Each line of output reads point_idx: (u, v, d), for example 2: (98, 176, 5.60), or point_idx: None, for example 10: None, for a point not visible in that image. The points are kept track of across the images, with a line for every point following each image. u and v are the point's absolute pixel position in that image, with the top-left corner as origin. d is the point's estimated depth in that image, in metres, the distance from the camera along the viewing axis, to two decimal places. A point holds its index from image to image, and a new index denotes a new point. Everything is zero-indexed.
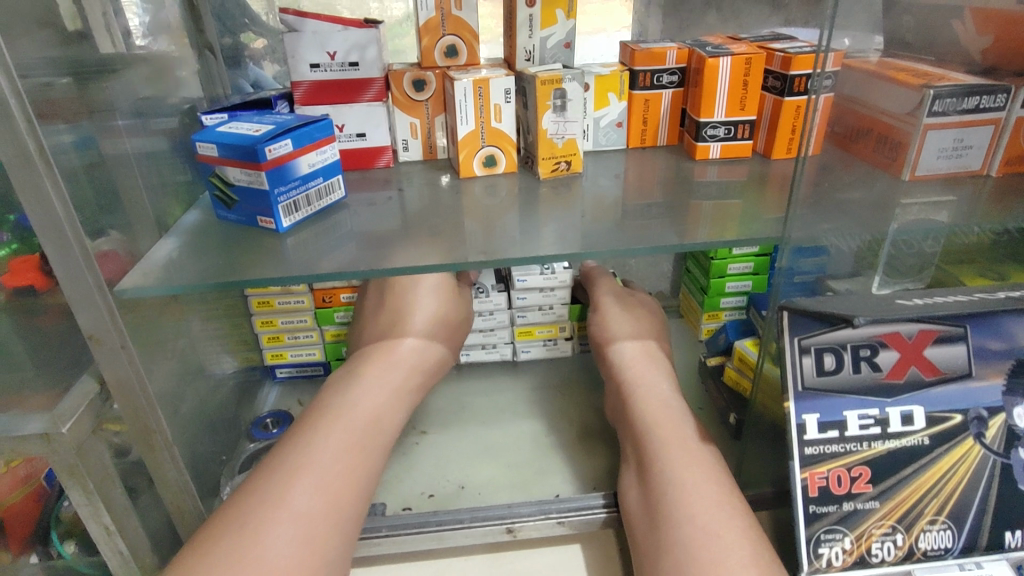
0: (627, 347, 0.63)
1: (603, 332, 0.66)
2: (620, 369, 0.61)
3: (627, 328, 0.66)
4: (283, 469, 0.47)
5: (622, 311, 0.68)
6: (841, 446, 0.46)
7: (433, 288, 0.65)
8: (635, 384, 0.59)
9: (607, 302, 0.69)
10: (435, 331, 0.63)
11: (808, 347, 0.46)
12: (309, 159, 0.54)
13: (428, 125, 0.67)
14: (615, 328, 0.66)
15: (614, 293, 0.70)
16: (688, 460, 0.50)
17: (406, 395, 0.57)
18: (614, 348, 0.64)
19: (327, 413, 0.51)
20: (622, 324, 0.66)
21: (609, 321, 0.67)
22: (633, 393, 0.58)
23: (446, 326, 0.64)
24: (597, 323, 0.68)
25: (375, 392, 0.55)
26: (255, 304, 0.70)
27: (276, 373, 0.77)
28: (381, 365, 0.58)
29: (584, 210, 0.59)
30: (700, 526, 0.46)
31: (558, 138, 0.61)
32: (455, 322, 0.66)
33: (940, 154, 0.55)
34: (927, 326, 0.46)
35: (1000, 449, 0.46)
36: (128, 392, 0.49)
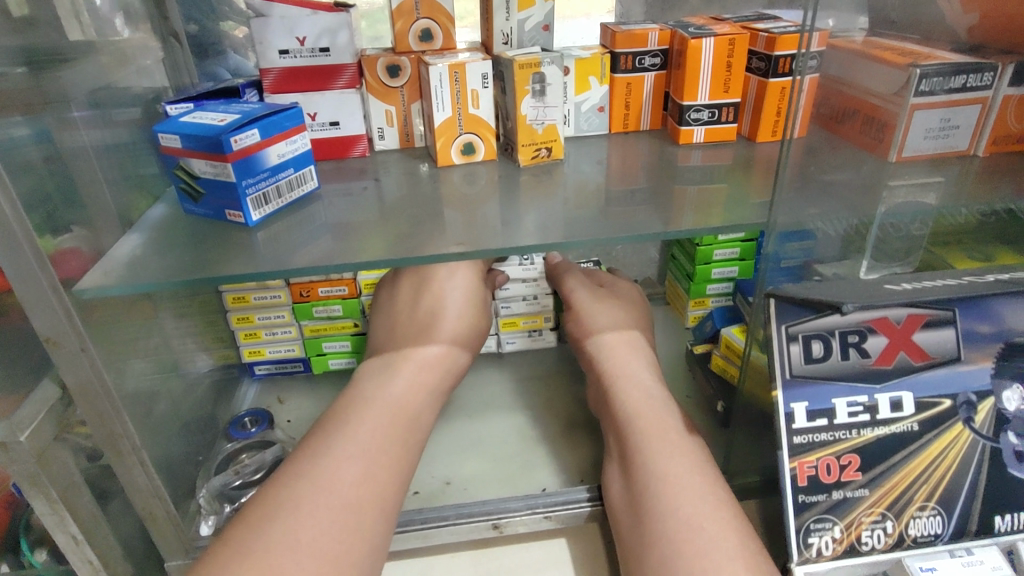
0: (613, 339, 0.61)
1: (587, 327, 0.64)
2: (607, 363, 0.59)
3: (609, 321, 0.64)
4: (309, 471, 0.45)
5: (600, 304, 0.65)
6: (830, 434, 0.45)
7: (460, 286, 0.62)
8: (619, 378, 0.57)
9: (587, 293, 0.67)
10: (462, 333, 0.61)
11: (796, 335, 0.45)
12: (278, 149, 0.52)
13: (404, 113, 0.65)
14: (599, 320, 0.64)
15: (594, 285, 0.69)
16: (677, 454, 0.49)
17: (430, 400, 0.54)
18: (596, 343, 0.62)
19: (350, 416, 0.50)
20: (608, 314, 0.64)
21: (591, 314, 0.65)
22: (621, 387, 0.56)
23: (469, 333, 0.62)
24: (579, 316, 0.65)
25: (395, 388, 0.53)
26: (230, 300, 0.68)
27: (255, 371, 0.75)
28: (407, 370, 0.55)
29: (565, 197, 0.58)
30: (683, 517, 0.45)
31: (538, 124, 0.59)
32: (477, 325, 0.63)
33: (926, 135, 0.54)
34: (916, 311, 0.45)
35: (988, 433, 0.46)
36: (91, 396, 0.47)
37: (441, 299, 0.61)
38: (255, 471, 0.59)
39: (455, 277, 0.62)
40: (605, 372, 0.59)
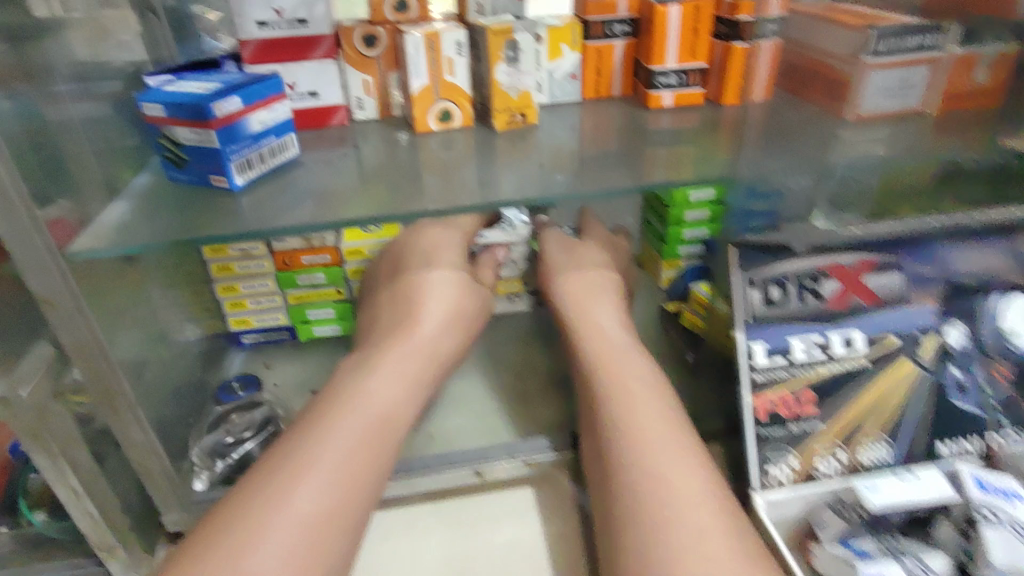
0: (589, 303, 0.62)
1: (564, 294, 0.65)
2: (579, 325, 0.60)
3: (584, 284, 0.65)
4: (295, 450, 0.46)
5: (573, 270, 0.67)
6: (788, 372, 0.49)
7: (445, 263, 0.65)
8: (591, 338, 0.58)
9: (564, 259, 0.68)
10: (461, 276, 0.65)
11: (757, 281, 0.48)
12: (259, 116, 0.53)
13: (382, 82, 0.66)
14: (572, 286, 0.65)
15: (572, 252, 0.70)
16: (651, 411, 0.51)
17: (415, 370, 0.56)
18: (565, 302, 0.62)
19: (332, 407, 0.50)
20: (583, 280, 0.65)
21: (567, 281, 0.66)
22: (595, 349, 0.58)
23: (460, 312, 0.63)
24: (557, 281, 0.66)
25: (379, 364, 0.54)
26: (215, 270, 0.70)
27: (242, 340, 0.76)
28: (389, 360, 0.55)
29: (539, 160, 0.60)
30: (650, 469, 0.47)
31: (511, 89, 0.61)
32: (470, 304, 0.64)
33: (884, 94, 0.57)
34: (867, 255, 0.49)
35: (933, 367, 0.50)
36: (87, 356, 0.49)
37: (428, 282, 0.63)
38: (246, 429, 0.62)
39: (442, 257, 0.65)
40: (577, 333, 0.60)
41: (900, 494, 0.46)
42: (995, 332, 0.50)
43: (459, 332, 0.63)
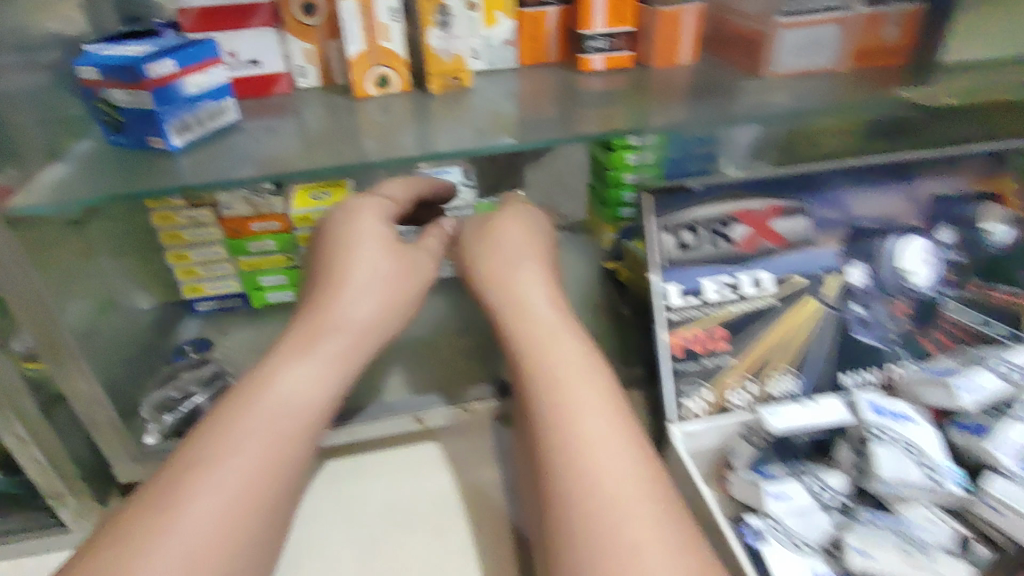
0: (523, 269, 0.54)
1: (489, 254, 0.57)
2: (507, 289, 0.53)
3: (522, 247, 0.56)
4: (192, 465, 0.43)
5: (509, 237, 0.57)
6: (700, 311, 0.52)
7: (379, 224, 0.59)
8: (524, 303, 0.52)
9: (501, 227, 0.58)
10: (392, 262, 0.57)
11: (670, 226, 0.51)
12: (195, 79, 0.55)
13: (322, 51, 0.67)
14: (505, 252, 0.56)
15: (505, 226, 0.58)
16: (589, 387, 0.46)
17: (330, 353, 0.51)
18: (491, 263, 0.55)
19: (237, 414, 0.46)
20: (520, 248, 0.56)
21: (493, 252, 0.56)
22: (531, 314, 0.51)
23: (397, 287, 0.57)
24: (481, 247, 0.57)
25: (287, 357, 0.50)
26: (166, 238, 0.72)
27: (196, 307, 0.78)
28: (307, 360, 0.50)
29: (473, 121, 0.63)
30: (586, 444, 0.43)
31: (444, 53, 0.64)
32: (404, 280, 0.58)
33: (795, 53, 0.59)
34: (773, 201, 0.52)
35: (835, 305, 0.53)
36: (31, 311, 0.50)
37: (361, 246, 0.56)
38: (194, 383, 0.64)
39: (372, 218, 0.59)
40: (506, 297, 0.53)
41: (797, 418, 0.50)
42: (894, 272, 0.54)
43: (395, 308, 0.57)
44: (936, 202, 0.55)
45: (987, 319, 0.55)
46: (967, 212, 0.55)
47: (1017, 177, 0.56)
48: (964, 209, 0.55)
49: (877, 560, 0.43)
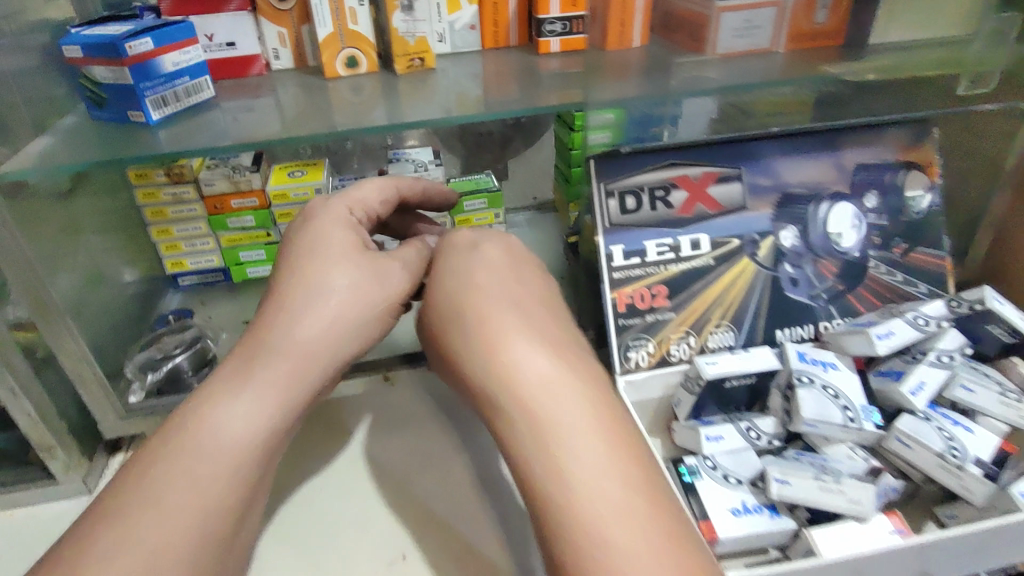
0: (486, 280, 0.49)
1: (448, 275, 0.50)
2: (465, 302, 0.47)
3: (486, 258, 0.51)
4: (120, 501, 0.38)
5: (469, 251, 0.52)
6: (642, 270, 0.56)
7: (337, 233, 0.53)
8: (486, 312, 0.46)
9: (462, 243, 0.54)
10: (347, 280, 0.50)
11: (614, 191, 0.56)
12: (172, 57, 0.59)
13: (295, 34, 0.71)
14: (467, 266, 0.50)
15: (465, 241, 0.54)
16: (569, 393, 0.42)
17: (270, 380, 0.45)
18: (450, 277, 0.50)
19: (170, 448, 0.41)
20: (486, 258, 0.51)
21: (450, 268, 0.51)
22: (496, 326, 0.45)
23: (359, 298, 0.50)
24: (439, 266, 0.52)
25: (223, 386, 0.44)
26: (150, 214, 0.76)
27: (179, 282, 0.82)
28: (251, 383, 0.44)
29: (437, 99, 0.67)
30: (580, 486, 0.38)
31: (409, 36, 0.68)
32: (364, 291, 0.50)
33: (734, 34, 0.62)
34: (709, 169, 0.57)
35: (768, 265, 0.58)
36: (20, 268, 0.53)
37: (310, 257, 0.50)
38: (177, 346, 0.68)
39: (327, 226, 0.53)
40: (464, 312, 0.47)
41: (725, 364, 0.55)
42: (823, 235, 0.59)
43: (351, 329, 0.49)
44: (862, 170, 0.59)
45: (912, 280, 0.61)
46: (891, 180, 0.60)
47: (936, 147, 0.60)
48: (888, 176, 0.60)
49: (793, 487, 0.47)
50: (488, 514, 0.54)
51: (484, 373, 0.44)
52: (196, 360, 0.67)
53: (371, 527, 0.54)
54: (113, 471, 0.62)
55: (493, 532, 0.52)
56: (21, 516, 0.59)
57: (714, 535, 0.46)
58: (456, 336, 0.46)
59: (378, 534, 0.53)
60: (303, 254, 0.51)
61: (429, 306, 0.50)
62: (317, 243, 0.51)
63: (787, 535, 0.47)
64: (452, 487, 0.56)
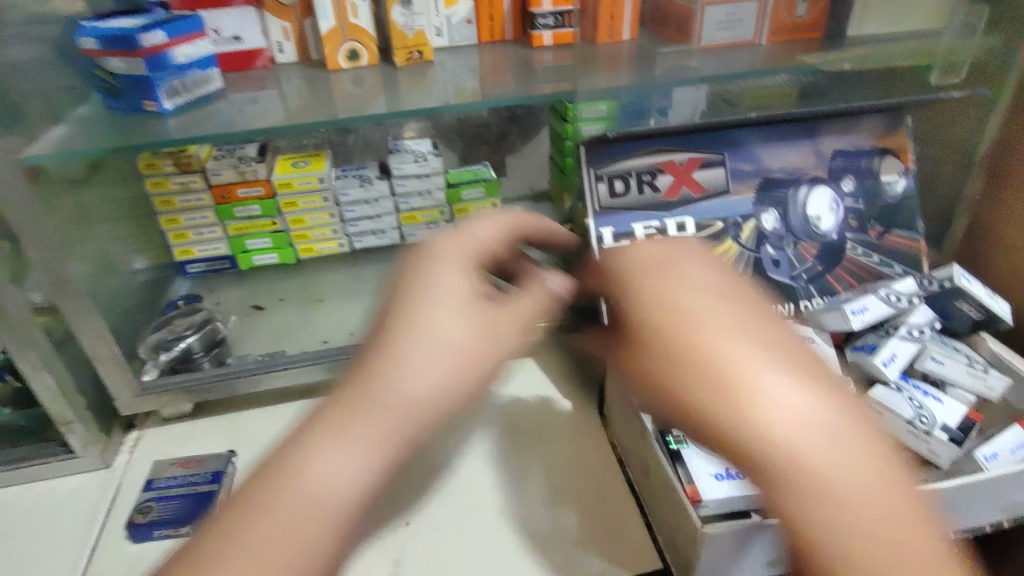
0: (721, 313, 0.29)
1: (653, 303, 0.30)
2: (688, 340, 0.28)
3: (704, 276, 0.31)
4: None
5: (671, 269, 0.32)
6: (631, 251, 0.59)
7: (450, 268, 0.35)
8: (732, 368, 0.27)
9: (662, 254, 0.33)
10: (475, 304, 0.34)
11: (603, 175, 0.59)
12: (183, 49, 0.62)
13: (298, 28, 0.74)
14: (676, 292, 0.30)
15: (651, 252, 0.33)
16: (860, 489, 0.25)
17: (377, 427, 0.29)
18: (651, 296, 0.31)
19: (239, 517, 0.26)
20: (700, 278, 0.31)
21: (662, 294, 0.31)
22: (761, 383, 0.27)
23: (472, 341, 0.33)
24: (627, 288, 0.32)
25: (316, 429, 0.28)
26: (158, 204, 0.78)
27: (187, 270, 0.85)
28: (352, 435, 0.28)
29: (435, 90, 0.70)
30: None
31: (408, 29, 0.71)
32: (499, 332, 0.34)
33: (718, 27, 0.66)
34: (694, 155, 0.60)
35: (751, 247, 0.61)
36: (41, 247, 0.56)
37: (426, 277, 0.34)
38: (187, 327, 0.70)
39: (442, 240, 0.37)
40: (704, 362, 0.28)
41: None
42: (802, 218, 0.62)
43: (484, 366, 0.33)
44: (839, 157, 0.63)
45: (887, 261, 0.64)
46: (867, 165, 0.63)
47: (909, 134, 0.64)
48: (864, 162, 0.63)
49: None
50: None
51: (778, 457, 0.25)
52: (206, 340, 0.71)
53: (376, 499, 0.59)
54: (129, 447, 0.65)
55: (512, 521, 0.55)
56: (43, 489, 0.62)
57: (699, 497, 0.49)
58: (700, 400, 0.27)
59: None
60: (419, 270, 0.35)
61: (624, 350, 0.31)
62: (442, 251, 0.36)
63: None
64: None
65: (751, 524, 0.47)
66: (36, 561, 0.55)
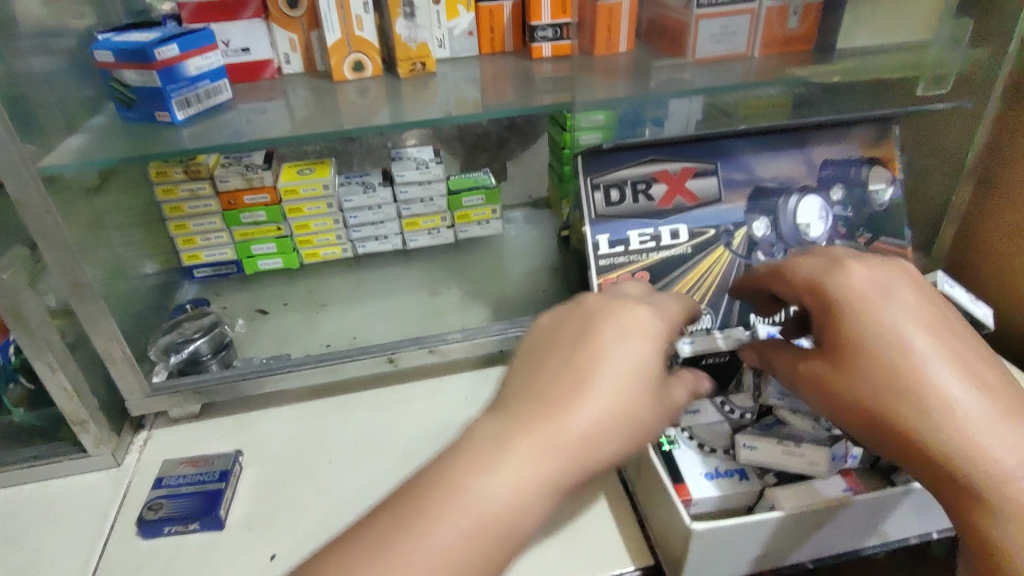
0: (912, 343, 0.41)
1: (864, 330, 0.42)
2: (906, 363, 0.40)
3: (907, 307, 0.42)
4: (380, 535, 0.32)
5: (867, 302, 0.42)
6: (626, 258, 0.61)
7: (649, 341, 0.40)
8: (936, 390, 0.40)
9: (864, 286, 0.43)
10: (647, 367, 0.39)
11: (599, 185, 0.61)
12: (195, 61, 0.64)
13: (305, 39, 0.76)
14: (898, 321, 0.41)
15: (865, 280, 0.44)
16: None
17: (546, 455, 0.35)
18: (865, 329, 0.42)
19: (437, 498, 0.33)
20: (912, 310, 0.42)
21: (876, 320, 0.42)
22: (959, 408, 0.39)
23: (635, 414, 0.37)
24: (847, 313, 0.43)
25: (499, 445, 0.35)
26: (167, 210, 0.80)
27: (194, 274, 0.87)
28: (530, 457, 0.35)
29: (439, 101, 0.72)
30: None
31: (411, 42, 0.73)
32: (658, 408, 0.39)
33: (711, 40, 0.68)
34: (688, 164, 0.62)
35: (742, 253, 0.63)
36: (59, 252, 0.58)
37: (623, 345, 0.39)
38: (196, 331, 0.73)
39: (639, 308, 0.41)
40: (894, 383, 0.40)
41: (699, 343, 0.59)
42: (793, 225, 0.64)
43: (639, 442, 0.39)
44: (829, 166, 0.64)
45: None
46: (855, 174, 0.65)
47: (897, 143, 0.66)
48: (853, 171, 0.65)
49: (758, 451, 0.52)
50: None
51: (962, 457, 0.38)
52: (214, 343, 0.73)
53: (379, 498, 0.60)
54: (139, 446, 0.67)
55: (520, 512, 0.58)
56: (56, 487, 0.64)
57: (689, 495, 0.51)
58: (896, 408, 0.40)
59: None
60: (614, 340, 0.39)
61: (841, 364, 0.43)
62: (643, 325, 0.40)
63: (755, 496, 0.52)
64: None
65: (771, 516, 0.48)
66: (52, 556, 0.57)
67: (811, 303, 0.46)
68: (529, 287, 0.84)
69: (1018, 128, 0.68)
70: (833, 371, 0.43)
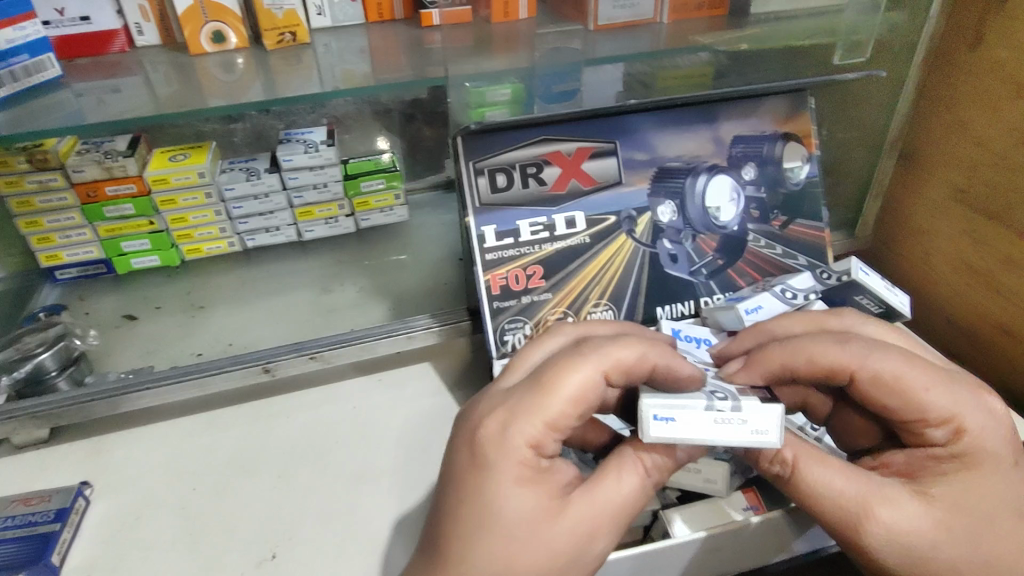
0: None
1: (984, 493, 0.39)
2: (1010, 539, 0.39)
3: None
4: None
5: (1008, 467, 0.40)
6: (516, 250, 0.55)
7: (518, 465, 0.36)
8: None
9: (1002, 446, 0.41)
10: (515, 516, 0.36)
11: (483, 169, 0.54)
12: (4, 34, 0.54)
13: (158, 7, 0.66)
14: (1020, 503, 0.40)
15: (996, 435, 0.41)
16: None
17: None
18: (987, 488, 0.39)
19: None
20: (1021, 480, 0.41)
21: (1007, 489, 0.40)
22: None
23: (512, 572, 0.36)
24: (986, 471, 0.40)
25: None
26: (14, 206, 0.69)
27: (56, 276, 0.77)
28: None
29: (310, 74, 0.63)
30: None
31: (275, 8, 0.64)
32: (555, 549, 0.36)
33: (615, 4, 0.61)
34: (583, 144, 0.56)
35: (646, 241, 0.57)
36: None
37: (481, 484, 0.36)
38: (38, 345, 0.64)
39: (490, 418, 0.38)
40: (991, 560, 0.38)
41: (690, 430, 0.37)
42: (701, 209, 0.58)
43: None
44: (739, 143, 0.59)
45: (791, 252, 0.61)
46: (770, 151, 0.60)
47: (813, 117, 0.60)
48: (766, 148, 0.59)
49: None
50: (364, 510, 0.54)
51: None
52: (60, 358, 0.65)
53: (240, 531, 0.53)
54: None
55: (376, 535, 0.52)
56: None
57: None
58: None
59: (247, 535, 0.52)
60: (468, 479, 0.37)
61: (959, 527, 0.38)
62: (494, 456, 0.37)
63: (650, 515, 0.47)
64: (329, 485, 0.56)
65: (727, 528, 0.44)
66: None
67: (940, 438, 0.41)
68: (433, 279, 0.78)
69: (935, 96, 0.65)
70: (941, 531, 0.38)
